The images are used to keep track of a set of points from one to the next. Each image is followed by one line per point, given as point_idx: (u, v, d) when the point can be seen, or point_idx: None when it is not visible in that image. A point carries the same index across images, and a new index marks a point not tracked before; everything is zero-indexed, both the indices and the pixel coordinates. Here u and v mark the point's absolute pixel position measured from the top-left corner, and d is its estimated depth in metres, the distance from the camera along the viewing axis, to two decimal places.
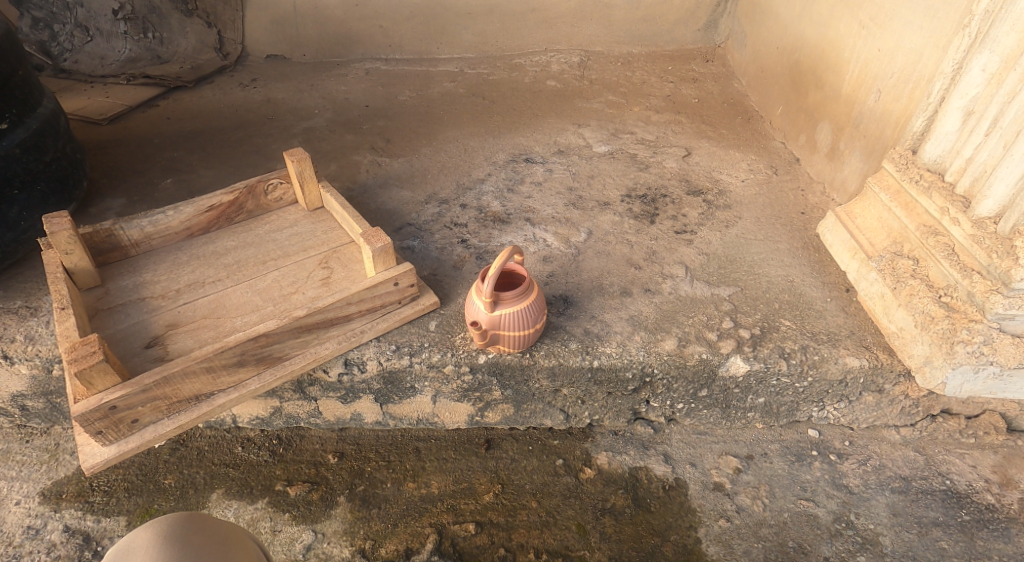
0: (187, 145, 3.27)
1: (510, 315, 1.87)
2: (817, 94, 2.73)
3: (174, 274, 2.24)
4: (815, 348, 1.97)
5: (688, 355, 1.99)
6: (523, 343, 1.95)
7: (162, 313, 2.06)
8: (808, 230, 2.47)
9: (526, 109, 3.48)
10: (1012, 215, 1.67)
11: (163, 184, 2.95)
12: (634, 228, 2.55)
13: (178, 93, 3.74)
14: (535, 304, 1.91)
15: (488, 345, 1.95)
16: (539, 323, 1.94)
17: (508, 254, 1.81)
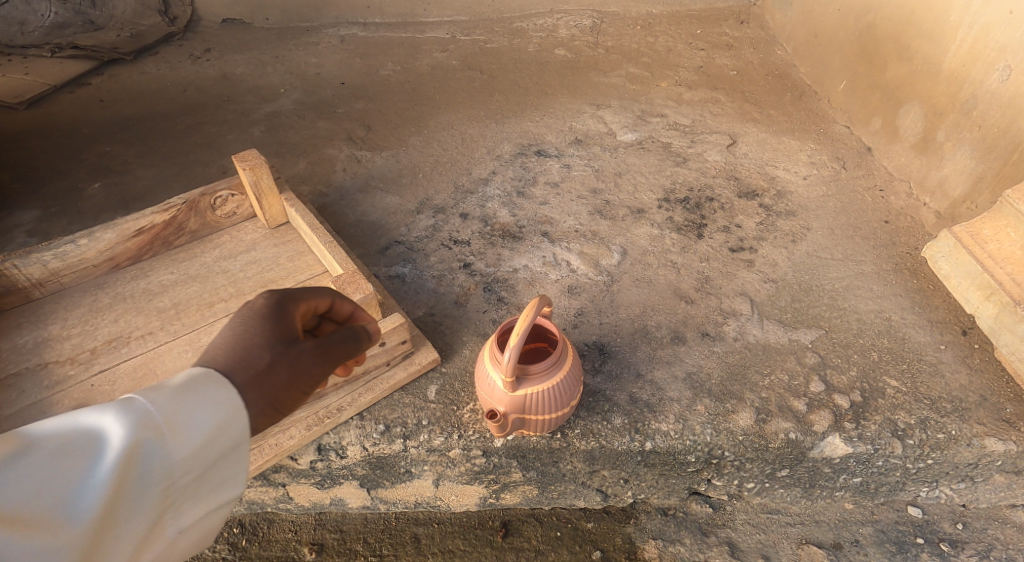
0: (123, 136, 2.69)
1: (539, 394, 1.38)
2: (899, 67, 2.21)
3: (91, 326, 1.71)
4: (939, 423, 1.50)
5: (770, 435, 1.51)
6: (555, 424, 1.46)
7: (70, 388, 1.55)
8: (898, 246, 1.98)
9: (533, 86, 2.91)
10: None
11: (89, 190, 2.40)
12: (678, 245, 2.05)
13: (115, 68, 3.13)
14: (570, 371, 1.42)
15: (509, 432, 1.46)
16: (574, 396, 1.46)
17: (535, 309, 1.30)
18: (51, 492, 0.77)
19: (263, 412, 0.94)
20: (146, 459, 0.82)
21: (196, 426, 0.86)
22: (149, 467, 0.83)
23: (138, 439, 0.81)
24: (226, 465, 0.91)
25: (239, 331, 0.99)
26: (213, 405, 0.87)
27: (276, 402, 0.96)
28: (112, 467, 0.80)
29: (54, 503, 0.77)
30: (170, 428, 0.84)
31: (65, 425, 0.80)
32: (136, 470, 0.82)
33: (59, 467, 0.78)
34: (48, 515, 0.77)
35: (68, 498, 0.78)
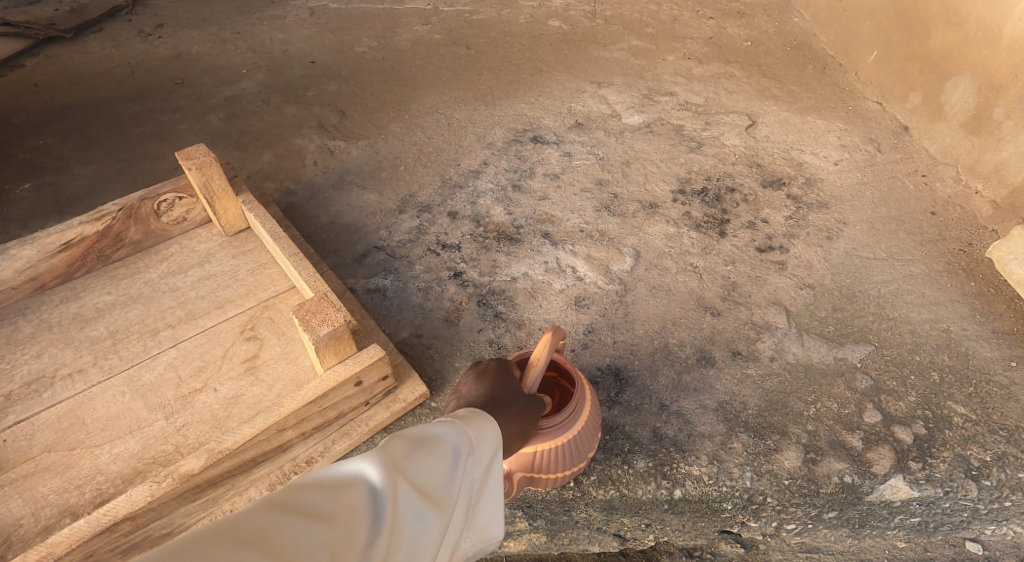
0: (59, 127, 2.46)
1: (542, 450, 1.13)
2: (945, 35, 1.95)
3: (6, 363, 1.45)
4: (1019, 459, 1.27)
5: (821, 478, 1.29)
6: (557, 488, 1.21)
7: None
8: (949, 241, 1.74)
9: (526, 62, 2.62)
10: None
11: (20, 191, 2.20)
12: (699, 245, 1.79)
13: (52, 49, 2.94)
14: (583, 423, 1.18)
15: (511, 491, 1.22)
16: (585, 453, 1.21)
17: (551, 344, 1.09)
18: (438, 478, 0.80)
19: (516, 438, 1.01)
20: (479, 466, 0.88)
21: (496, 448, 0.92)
22: (473, 478, 0.87)
23: (466, 452, 0.85)
24: (490, 498, 0.92)
25: (483, 378, 1.07)
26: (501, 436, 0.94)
27: (522, 427, 1.02)
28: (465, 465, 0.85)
29: (440, 491, 0.80)
30: (488, 446, 0.90)
31: (427, 430, 0.83)
32: (472, 476, 0.87)
33: (431, 459, 0.81)
34: (431, 500, 0.78)
35: (447, 486, 0.81)
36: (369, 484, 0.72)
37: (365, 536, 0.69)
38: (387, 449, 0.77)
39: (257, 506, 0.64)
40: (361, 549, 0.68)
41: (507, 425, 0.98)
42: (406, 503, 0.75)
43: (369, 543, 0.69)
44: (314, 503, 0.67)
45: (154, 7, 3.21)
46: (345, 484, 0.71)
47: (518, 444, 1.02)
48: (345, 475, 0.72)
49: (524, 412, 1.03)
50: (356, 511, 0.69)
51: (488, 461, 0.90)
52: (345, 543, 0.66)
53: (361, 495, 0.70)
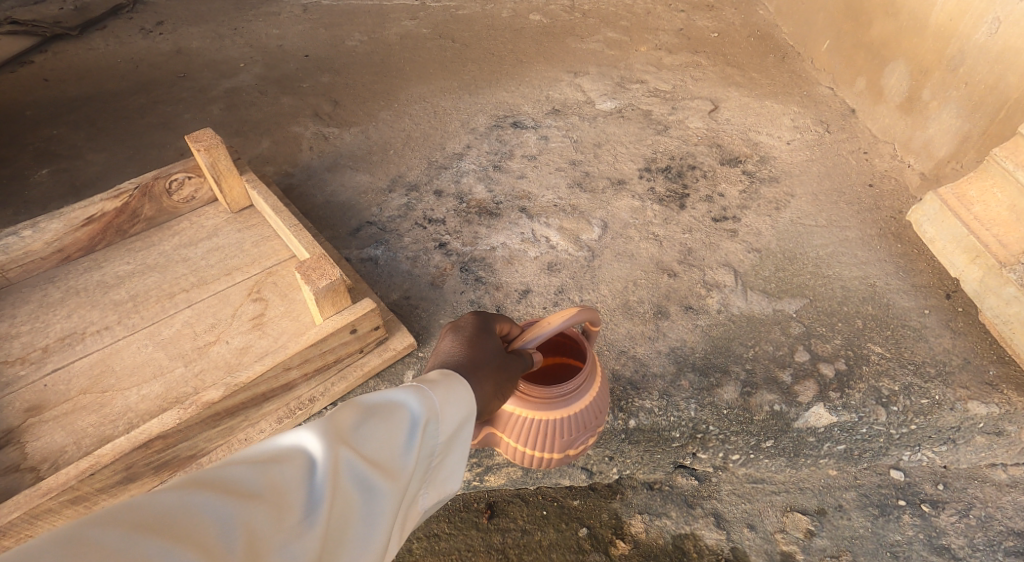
0: (70, 118, 2.66)
1: (523, 419, 1.25)
2: (884, 25, 2.14)
3: (41, 322, 1.66)
4: (923, 388, 1.47)
5: (755, 407, 1.50)
6: (528, 460, 1.32)
7: (22, 389, 1.50)
8: (883, 209, 1.94)
9: (508, 53, 2.81)
10: None
11: (37, 176, 2.40)
12: (661, 216, 1.99)
13: (59, 46, 3.13)
14: (577, 412, 1.27)
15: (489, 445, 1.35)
16: (568, 446, 1.30)
17: (566, 322, 1.15)
18: (387, 445, 0.87)
19: (493, 397, 1.08)
20: (438, 432, 0.94)
21: (459, 414, 0.97)
22: (432, 444, 0.94)
23: (426, 418, 0.92)
24: (454, 457, 1.00)
25: (463, 336, 1.12)
26: (468, 402, 0.99)
27: (499, 386, 1.09)
28: (421, 432, 0.91)
29: (391, 458, 0.87)
30: (450, 413, 0.96)
31: (383, 398, 0.90)
32: (430, 442, 0.94)
33: (383, 428, 0.87)
34: (381, 468, 0.85)
35: (397, 455, 0.88)
36: (308, 457, 0.78)
37: (302, 505, 0.75)
38: (334, 422, 0.83)
39: (189, 480, 0.70)
40: (297, 517, 0.74)
41: (482, 386, 1.05)
42: (350, 471, 0.81)
43: (306, 512, 0.75)
44: (246, 477, 0.73)
45: (154, 6, 3.39)
46: (285, 457, 0.77)
47: (496, 402, 1.10)
48: (287, 448, 0.78)
49: (501, 374, 1.10)
50: (293, 482, 0.76)
51: (449, 427, 0.95)
52: (279, 511, 0.73)
53: (298, 466, 0.77)
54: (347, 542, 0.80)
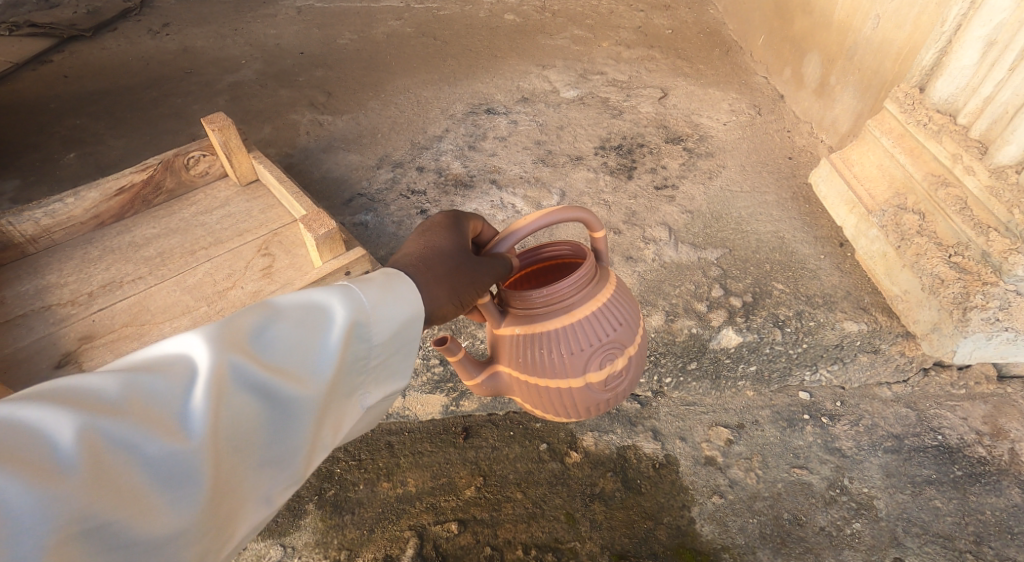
0: (91, 109, 2.98)
1: (530, 349, 1.29)
2: (804, 21, 2.50)
3: (84, 273, 1.98)
4: (811, 313, 1.83)
5: (676, 331, 1.85)
6: (550, 399, 1.36)
7: (74, 324, 1.83)
8: (798, 177, 2.30)
9: (484, 49, 3.15)
10: None
11: (65, 160, 2.72)
12: (611, 186, 2.33)
13: (75, 45, 3.44)
14: (576, 331, 1.28)
15: (520, 395, 1.39)
16: (585, 372, 1.30)
17: (539, 219, 1.18)
18: (293, 354, 0.92)
19: (448, 304, 1.10)
20: (361, 338, 0.98)
21: (395, 316, 1.00)
22: (359, 345, 0.98)
23: (346, 321, 0.95)
24: (398, 357, 1.04)
25: (426, 234, 1.15)
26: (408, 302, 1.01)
27: (456, 292, 1.11)
28: (339, 338, 0.95)
29: (299, 367, 0.92)
30: (380, 315, 0.99)
31: (296, 302, 0.94)
32: (354, 348, 0.98)
33: (288, 333, 0.92)
34: (282, 372, 0.90)
35: (302, 364, 0.92)
36: (191, 365, 0.84)
37: (179, 413, 0.82)
38: (226, 329, 0.88)
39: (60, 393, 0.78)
40: (173, 424, 0.81)
41: (433, 290, 1.07)
42: (244, 376, 0.87)
43: (184, 419, 0.82)
44: (116, 390, 0.79)
45: (161, 9, 3.71)
46: (172, 366, 0.84)
47: (453, 310, 1.11)
48: (175, 358, 0.85)
49: (459, 272, 1.12)
50: (171, 390, 0.82)
51: (379, 331, 0.99)
52: (150, 421, 0.79)
53: (180, 373, 0.84)
54: (249, 442, 0.89)
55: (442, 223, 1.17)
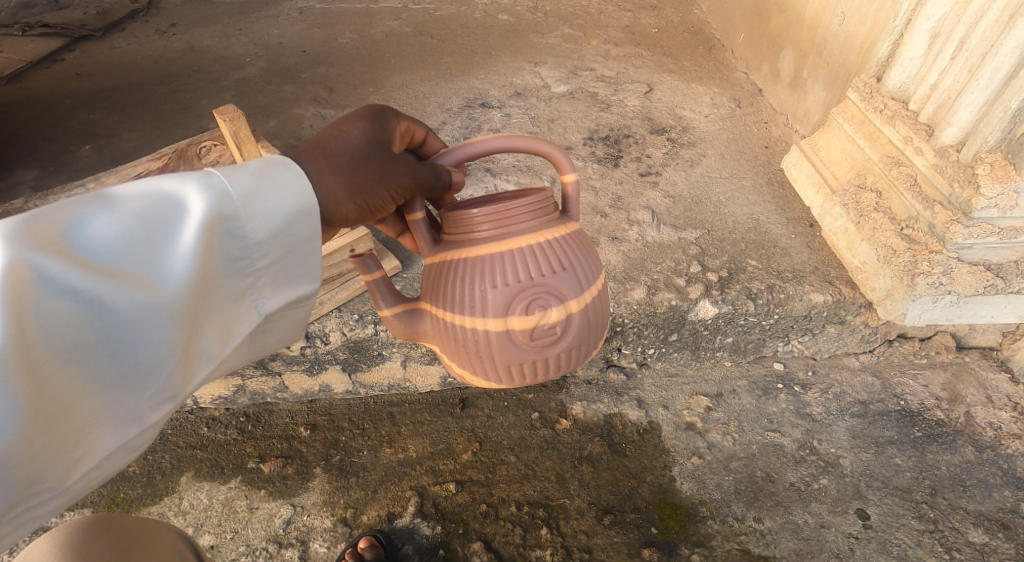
0: (103, 104, 3.12)
1: (455, 282, 1.32)
2: (780, 19, 2.67)
3: None
4: (781, 286, 1.98)
5: (657, 303, 2.00)
6: (462, 342, 1.34)
7: None
8: (773, 165, 2.46)
9: (479, 47, 3.31)
10: (974, 142, 1.55)
11: (80, 152, 2.85)
12: (598, 173, 2.47)
13: (85, 44, 3.57)
14: (509, 263, 1.30)
15: (440, 343, 1.39)
16: (506, 317, 1.30)
17: (503, 141, 1.31)
18: (148, 253, 0.94)
19: (346, 203, 1.16)
20: (229, 237, 1.00)
21: (278, 209, 1.03)
22: (226, 245, 1.00)
23: (200, 217, 0.96)
24: (294, 257, 1.07)
25: (347, 124, 1.21)
26: (294, 193, 1.04)
27: (355, 189, 1.16)
28: (199, 232, 0.96)
29: (150, 265, 0.94)
30: (257, 205, 1.01)
31: (141, 200, 0.94)
32: (226, 248, 1.00)
33: (122, 234, 0.92)
34: (113, 275, 0.91)
35: (159, 263, 0.94)
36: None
37: None
38: (40, 233, 0.88)
39: None
40: None
41: (328, 182, 1.13)
42: (63, 281, 0.87)
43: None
44: None
45: (167, 10, 3.85)
46: None
47: (351, 209, 1.17)
48: None
49: (382, 169, 1.20)
50: None
51: (257, 225, 1.01)
52: None
53: None
54: (103, 346, 0.92)
55: (367, 115, 1.24)
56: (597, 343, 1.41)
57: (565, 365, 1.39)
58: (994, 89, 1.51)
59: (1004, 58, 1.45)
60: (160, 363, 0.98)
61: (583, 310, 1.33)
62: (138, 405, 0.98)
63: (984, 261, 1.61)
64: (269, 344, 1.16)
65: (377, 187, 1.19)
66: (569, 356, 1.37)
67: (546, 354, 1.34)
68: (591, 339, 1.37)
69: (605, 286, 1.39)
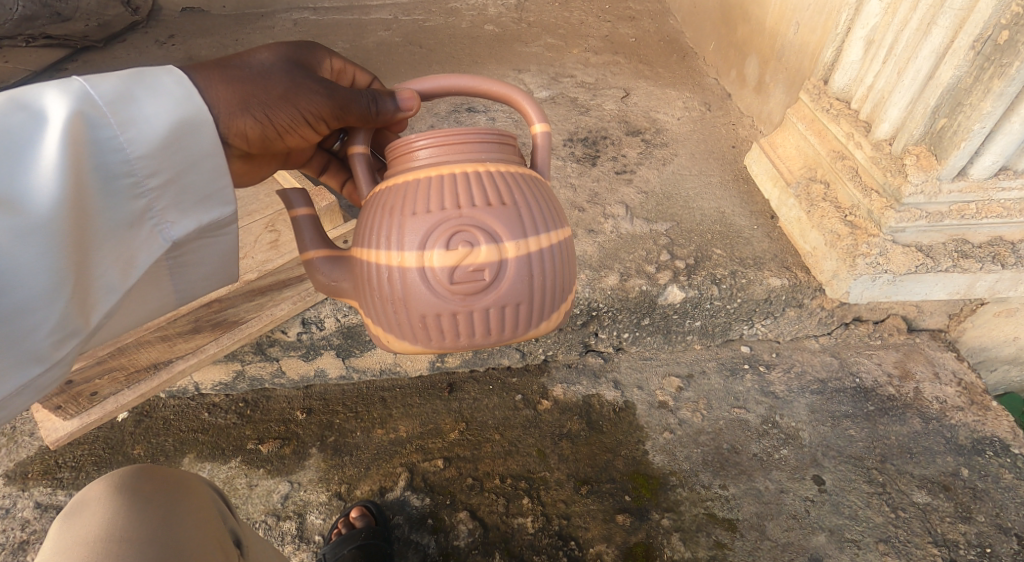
0: None
1: (382, 214, 1.36)
2: (745, 28, 2.87)
3: None
4: (743, 272, 2.17)
5: (629, 288, 2.17)
6: (383, 284, 1.36)
7: None
8: (738, 163, 2.64)
9: (465, 56, 3.48)
10: (903, 137, 1.88)
11: None
12: (577, 171, 2.62)
13: (87, 54, 3.70)
14: (438, 194, 1.34)
15: (363, 288, 1.41)
16: (425, 251, 1.32)
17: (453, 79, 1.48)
18: (17, 173, 1.05)
19: (234, 113, 1.30)
20: (100, 148, 1.14)
21: (152, 117, 1.18)
22: (104, 164, 1.15)
23: (72, 139, 1.09)
24: (178, 173, 1.23)
25: (273, 48, 1.38)
26: (168, 100, 1.21)
27: (244, 104, 1.31)
28: (76, 150, 1.10)
29: (30, 188, 1.06)
30: (129, 118, 1.16)
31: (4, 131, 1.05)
32: (98, 161, 1.14)
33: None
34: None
35: (31, 184, 1.06)
36: None
37: None
38: None
39: None
40: None
41: (215, 89, 1.28)
42: None
43: None
44: None
45: (165, 22, 3.99)
46: None
47: (239, 121, 1.32)
48: None
49: (287, 87, 1.36)
50: None
51: (133, 134, 1.16)
52: None
53: None
54: None
55: (290, 44, 1.40)
56: (537, 310, 1.38)
57: (494, 326, 1.36)
58: (916, 89, 1.82)
59: (923, 62, 1.77)
60: (58, 286, 1.11)
61: (518, 259, 1.33)
62: (40, 346, 1.11)
63: (916, 244, 1.94)
64: (189, 272, 1.38)
65: (281, 104, 1.36)
66: (499, 314, 1.35)
67: (470, 305, 1.33)
68: (527, 297, 1.35)
69: (554, 244, 1.38)
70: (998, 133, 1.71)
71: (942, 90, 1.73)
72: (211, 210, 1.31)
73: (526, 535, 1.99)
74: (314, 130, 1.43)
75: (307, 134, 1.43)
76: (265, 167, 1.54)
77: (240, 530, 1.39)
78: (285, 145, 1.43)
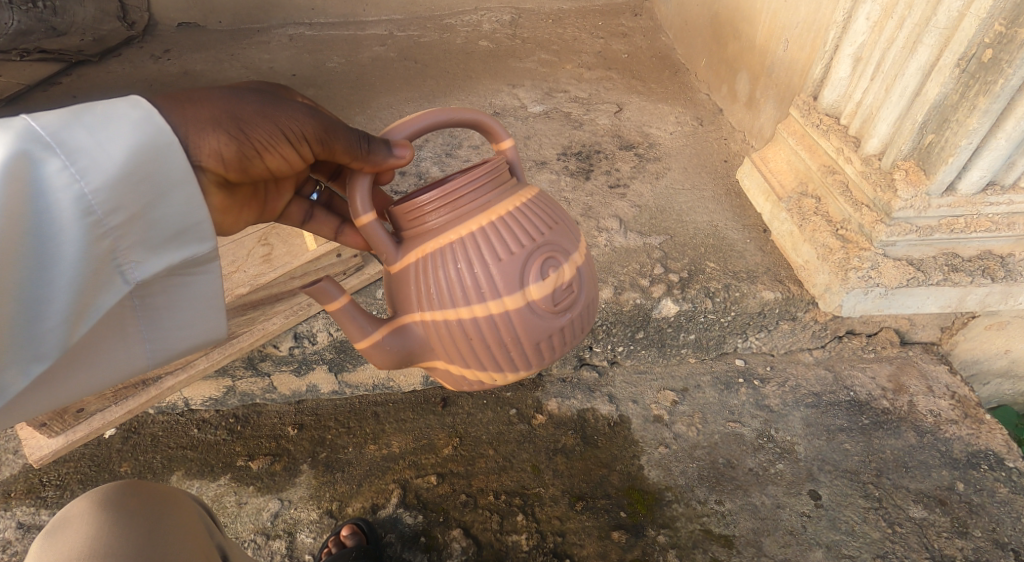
0: None
1: (459, 275, 1.35)
2: (735, 45, 2.90)
3: None
4: (736, 285, 2.18)
5: (623, 302, 2.17)
6: (484, 333, 1.38)
7: None
8: (730, 177, 2.66)
9: (460, 72, 3.49)
10: (891, 153, 1.90)
11: None
12: (571, 185, 2.62)
13: (81, 69, 3.69)
14: (504, 235, 1.37)
15: (453, 349, 1.40)
16: (523, 289, 1.36)
17: (441, 114, 1.37)
18: None
19: (206, 132, 1.20)
20: (48, 188, 1.02)
21: (110, 145, 1.08)
22: (50, 203, 1.03)
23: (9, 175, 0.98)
24: (140, 207, 1.12)
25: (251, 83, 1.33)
26: (130, 127, 1.10)
27: (218, 121, 1.22)
28: (13, 188, 0.99)
29: None
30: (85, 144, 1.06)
31: None
32: (46, 199, 1.03)
33: None
34: None
35: None
36: None
37: None
38: None
39: None
40: None
41: (186, 110, 1.20)
42: None
43: None
44: None
45: (160, 37, 3.99)
46: None
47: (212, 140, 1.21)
48: None
49: (263, 105, 1.27)
50: None
51: (87, 165, 1.05)
52: None
53: None
54: None
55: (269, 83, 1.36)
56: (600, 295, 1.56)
57: (586, 322, 1.49)
58: (903, 106, 1.84)
59: (910, 79, 1.79)
60: None
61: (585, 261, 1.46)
62: None
63: (907, 257, 1.96)
64: (167, 318, 1.26)
65: (258, 119, 1.26)
66: (588, 311, 1.49)
67: (571, 314, 1.43)
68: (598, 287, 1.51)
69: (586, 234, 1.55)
70: (985, 149, 1.72)
71: (929, 107, 1.75)
72: (184, 247, 1.20)
73: (520, 552, 1.97)
74: (296, 150, 1.31)
75: (287, 155, 1.31)
76: (244, 202, 1.43)
77: (226, 540, 1.38)
78: (265, 168, 1.31)
